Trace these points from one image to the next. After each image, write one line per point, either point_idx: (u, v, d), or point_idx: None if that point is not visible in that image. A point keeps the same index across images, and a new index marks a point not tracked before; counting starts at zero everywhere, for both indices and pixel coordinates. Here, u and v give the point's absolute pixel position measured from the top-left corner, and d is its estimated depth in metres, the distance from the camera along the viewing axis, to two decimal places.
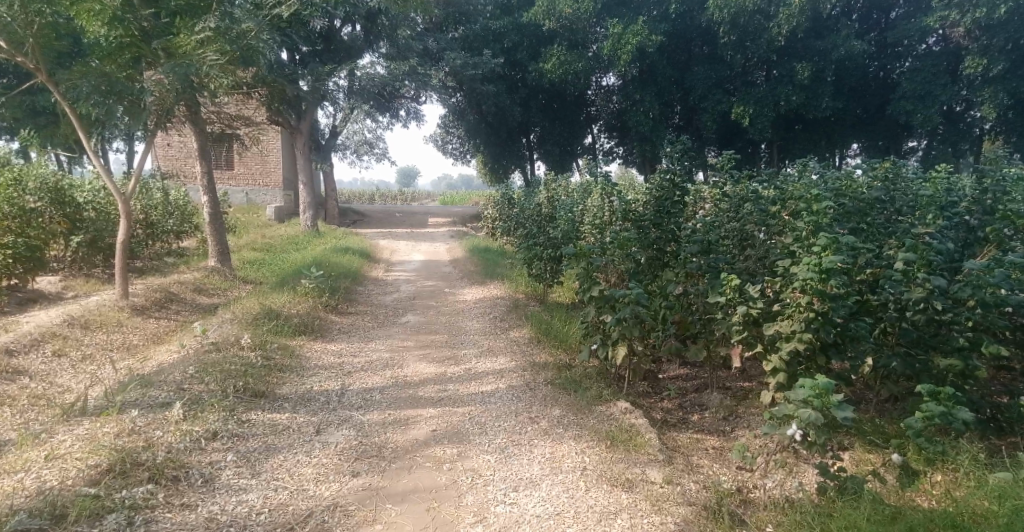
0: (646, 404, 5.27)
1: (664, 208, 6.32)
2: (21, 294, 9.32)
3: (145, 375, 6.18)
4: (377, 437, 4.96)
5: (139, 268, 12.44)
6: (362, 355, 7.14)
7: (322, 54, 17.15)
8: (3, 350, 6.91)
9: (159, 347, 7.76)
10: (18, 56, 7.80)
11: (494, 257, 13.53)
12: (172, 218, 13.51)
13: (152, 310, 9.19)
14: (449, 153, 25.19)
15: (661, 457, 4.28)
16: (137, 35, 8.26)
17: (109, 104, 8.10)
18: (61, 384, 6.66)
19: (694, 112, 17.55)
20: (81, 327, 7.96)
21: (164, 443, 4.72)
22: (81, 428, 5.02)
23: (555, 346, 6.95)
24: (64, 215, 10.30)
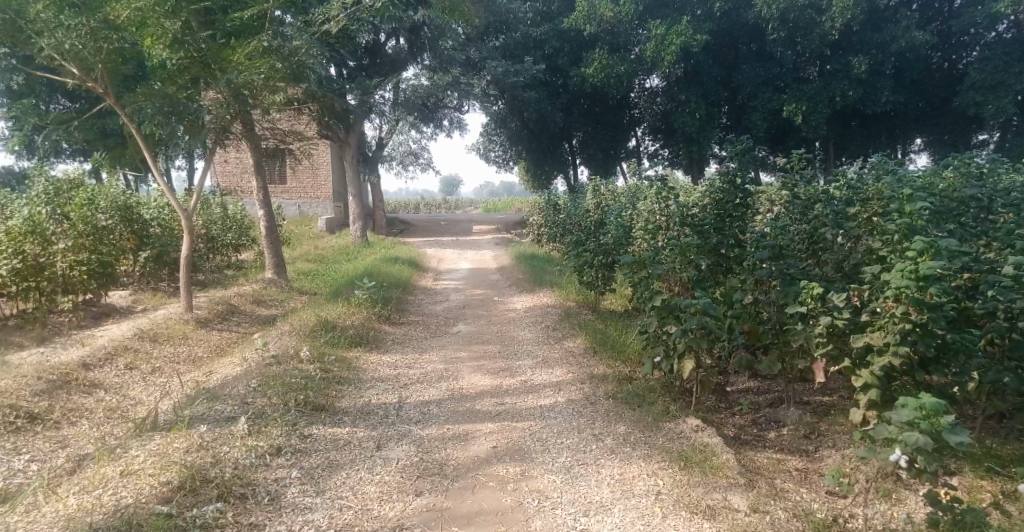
0: (717, 420, 5.01)
1: (727, 212, 6.09)
2: (95, 308, 9.56)
3: (210, 390, 6.18)
4: (437, 454, 4.81)
5: (201, 281, 12.70)
6: (417, 367, 7.00)
7: (368, 69, 17.49)
8: (80, 364, 7.06)
9: (223, 360, 7.82)
10: (89, 82, 7.97)
11: (541, 264, 13.31)
12: (231, 232, 13.74)
13: (215, 322, 9.32)
14: (492, 161, 25.12)
15: (742, 481, 4.01)
16: (196, 58, 8.43)
17: (172, 125, 8.22)
18: (134, 397, 6.74)
19: (744, 110, 16.97)
20: (150, 339, 8.11)
21: (230, 459, 4.66)
22: (154, 444, 4.99)
23: (614, 356, 6.69)
24: (132, 231, 10.59)
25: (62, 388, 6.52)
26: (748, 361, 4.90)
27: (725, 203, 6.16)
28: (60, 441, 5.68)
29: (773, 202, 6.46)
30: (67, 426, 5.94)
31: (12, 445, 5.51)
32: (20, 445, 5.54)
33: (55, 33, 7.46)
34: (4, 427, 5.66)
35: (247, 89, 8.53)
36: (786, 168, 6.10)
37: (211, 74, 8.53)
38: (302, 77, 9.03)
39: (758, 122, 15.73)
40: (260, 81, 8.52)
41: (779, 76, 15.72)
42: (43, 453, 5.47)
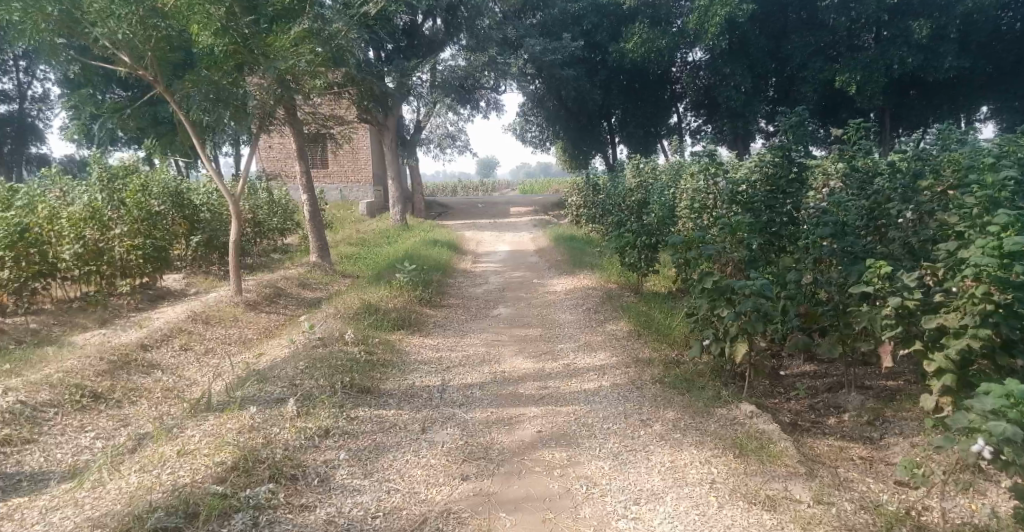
0: (772, 405, 4.82)
1: (780, 188, 5.81)
2: (151, 291, 9.76)
3: (259, 372, 6.23)
4: (482, 437, 4.74)
5: (249, 265, 12.89)
6: (458, 350, 6.94)
7: (405, 50, 17.36)
8: (139, 345, 7.21)
9: (271, 341, 7.91)
10: (140, 70, 8.07)
11: (580, 245, 13.07)
12: (277, 217, 13.89)
13: (263, 305, 9.43)
14: (529, 142, 24.99)
15: (803, 471, 3.83)
16: (239, 43, 8.42)
17: (218, 112, 8.32)
18: (189, 377, 6.87)
19: (793, 82, 16.34)
20: (203, 322, 8.25)
21: (281, 440, 4.67)
22: (207, 424, 5.05)
23: (660, 338, 6.52)
24: (184, 217, 10.74)
25: (122, 368, 6.66)
26: (805, 345, 4.67)
27: (777, 178, 5.88)
28: (122, 419, 5.82)
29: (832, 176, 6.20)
30: (129, 405, 6.08)
31: (79, 423, 5.67)
32: (86, 422, 5.72)
33: (107, 23, 7.54)
34: (71, 404, 5.87)
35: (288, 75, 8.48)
36: (845, 140, 5.87)
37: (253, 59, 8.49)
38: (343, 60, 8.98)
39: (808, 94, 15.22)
40: (303, 67, 8.51)
41: (830, 45, 15.37)
42: (107, 431, 5.63)
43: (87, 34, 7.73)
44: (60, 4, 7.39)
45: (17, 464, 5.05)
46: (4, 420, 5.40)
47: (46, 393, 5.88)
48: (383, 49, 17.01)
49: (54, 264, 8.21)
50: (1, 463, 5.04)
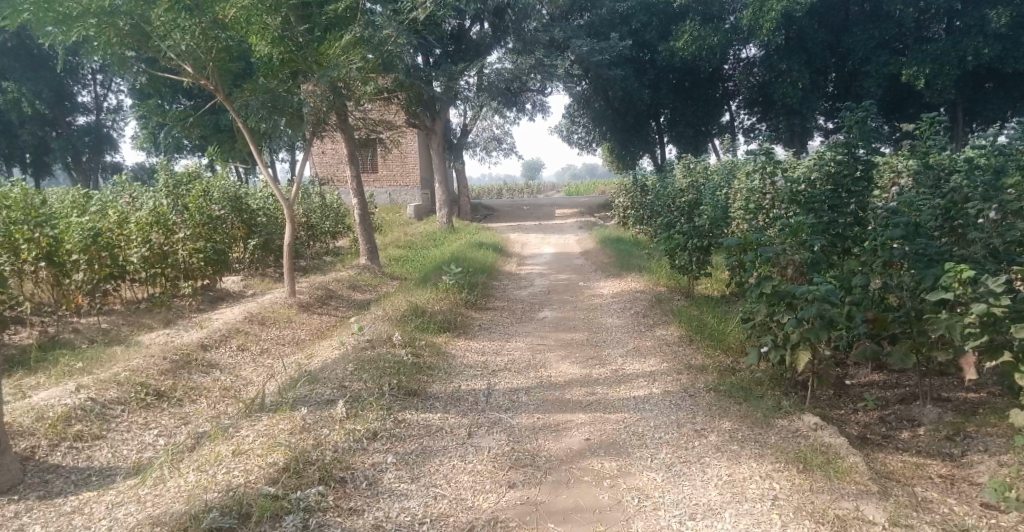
0: (838, 417, 4.55)
1: (845, 186, 5.53)
2: (211, 293, 9.94)
3: (310, 373, 6.21)
4: (528, 443, 4.59)
5: (302, 267, 13.05)
6: (503, 353, 6.83)
7: (454, 54, 17.35)
8: (199, 345, 7.31)
9: (322, 342, 7.95)
10: (201, 80, 8.15)
11: (627, 247, 12.83)
12: (329, 220, 14.06)
13: (315, 306, 9.49)
14: (575, 143, 24.86)
15: (875, 489, 3.58)
16: (293, 51, 8.65)
17: (275, 119, 8.56)
18: (246, 377, 6.93)
19: (856, 77, 16.02)
20: (259, 323, 8.34)
21: (331, 442, 4.61)
22: (261, 424, 5.04)
23: (714, 344, 6.28)
24: (242, 221, 10.92)
25: (183, 368, 6.74)
26: (874, 353, 4.47)
27: (840, 176, 5.60)
28: (183, 418, 5.89)
29: (903, 173, 5.90)
30: (189, 404, 6.16)
31: (142, 421, 5.75)
32: (150, 419, 5.80)
33: (173, 35, 7.68)
34: (136, 402, 5.95)
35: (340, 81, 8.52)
36: (917, 135, 5.58)
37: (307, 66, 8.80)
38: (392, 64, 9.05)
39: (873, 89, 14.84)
40: (354, 74, 8.59)
41: (896, 37, 14.85)
42: (168, 429, 5.70)
43: (153, 46, 7.84)
44: (130, 19, 7.44)
45: (87, 459, 5.13)
46: (75, 416, 5.49)
47: (115, 390, 5.95)
48: (431, 53, 17.09)
49: (122, 265, 8.37)
50: (72, 458, 5.10)
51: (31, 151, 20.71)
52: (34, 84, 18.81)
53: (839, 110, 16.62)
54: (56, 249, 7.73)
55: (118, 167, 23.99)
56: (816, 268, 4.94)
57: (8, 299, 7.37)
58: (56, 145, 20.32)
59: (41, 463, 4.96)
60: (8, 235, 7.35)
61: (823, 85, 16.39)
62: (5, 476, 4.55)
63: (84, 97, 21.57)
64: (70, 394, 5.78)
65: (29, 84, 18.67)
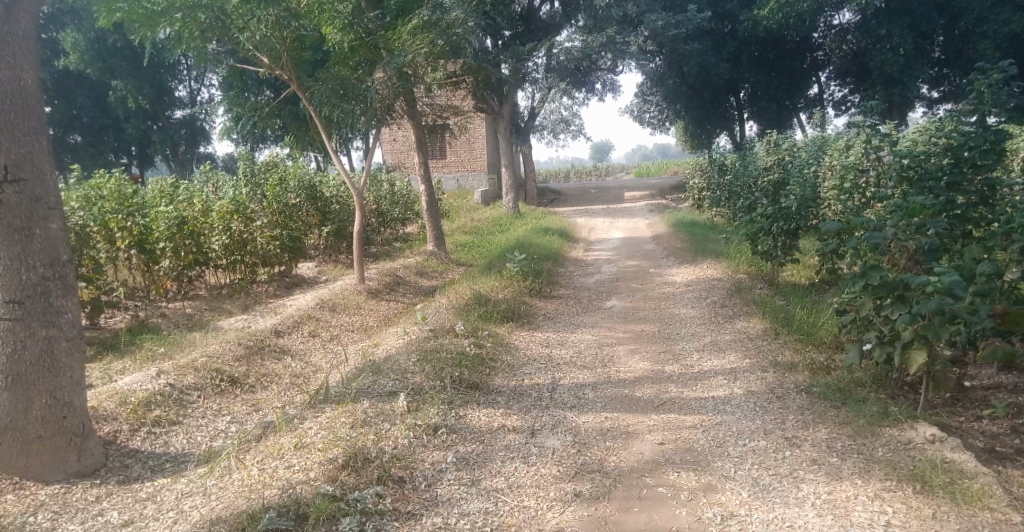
0: (959, 426, 4.09)
1: (968, 160, 5.17)
2: (286, 279, 9.92)
3: (374, 363, 5.96)
4: (595, 447, 4.21)
5: (373, 253, 12.98)
6: (569, 346, 6.45)
7: (523, 36, 16.86)
8: (272, 331, 7.23)
9: (389, 329, 7.76)
10: (277, 71, 8.04)
11: (702, 232, 12.17)
12: (398, 207, 13.95)
13: (384, 292, 9.35)
14: (646, 123, 24.11)
15: (1018, 521, 3.02)
16: (364, 37, 8.53)
17: (352, 110, 8.37)
18: (315, 363, 6.78)
19: (966, 41, 15.18)
20: (329, 309, 8.25)
21: (391, 438, 4.32)
22: (323, 416, 4.79)
23: (803, 339, 5.73)
24: (316, 208, 10.87)
25: (257, 353, 6.64)
26: (1006, 355, 4.14)
27: (963, 150, 5.22)
28: (254, 404, 5.73)
29: None
30: (261, 391, 6.02)
31: (217, 407, 5.60)
32: (223, 406, 5.65)
33: (248, 25, 7.57)
34: (211, 387, 5.81)
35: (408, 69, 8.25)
36: None
37: (378, 54, 8.69)
38: (457, 50, 8.81)
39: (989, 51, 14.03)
40: (422, 59, 8.37)
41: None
42: (241, 415, 5.54)
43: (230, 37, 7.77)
44: (211, 11, 7.34)
45: (164, 445, 4.91)
46: (154, 401, 5.31)
47: (192, 376, 5.82)
48: (500, 35, 16.73)
49: (205, 252, 8.41)
50: (150, 443, 4.89)
51: (135, 143, 21.63)
52: (137, 81, 19.43)
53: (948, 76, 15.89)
54: (147, 237, 7.81)
55: (211, 157, 24.75)
56: (936, 254, 4.39)
57: (101, 286, 7.28)
58: (157, 139, 21.06)
59: (122, 447, 4.75)
60: (102, 223, 7.45)
61: (928, 49, 15.54)
62: (89, 460, 4.31)
63: (182, 92, 22.06)
64: (150, 379, 5.65)
65: (132, 82, 19.32)
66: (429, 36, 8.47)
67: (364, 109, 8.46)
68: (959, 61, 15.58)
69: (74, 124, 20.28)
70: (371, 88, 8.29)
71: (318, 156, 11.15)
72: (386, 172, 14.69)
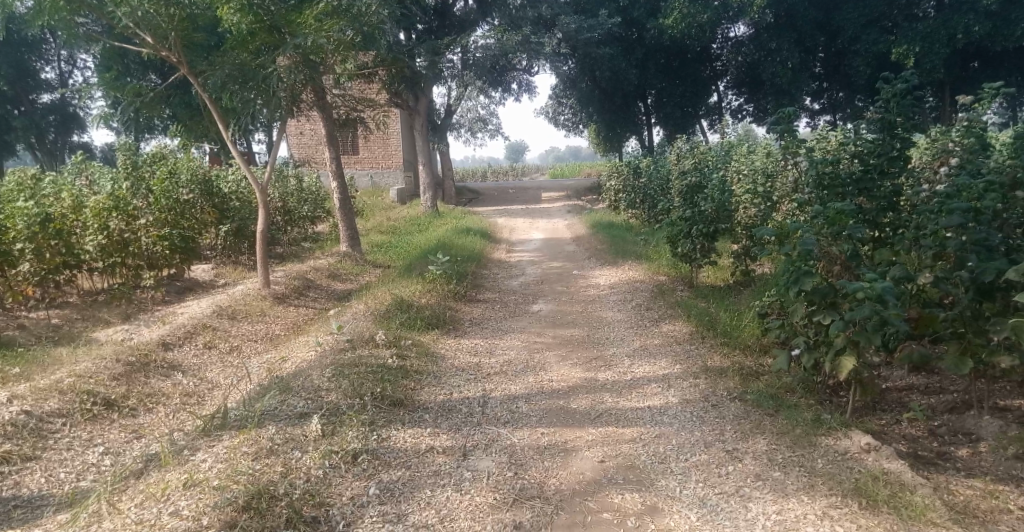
0: (884, 430, 4.17)
1: (876, 167, 5.29)
2: (178, 283, 9.25)
3: (283, 380, 5.56)
4: (532, 468, 4.06)
5: (280, 255, 12.36)
6: (497, 355, 6.23)
7: (437, 31, 16.69)
8: (160, 344, 6.68)
9: (299, 338, 7.32)
10: (163, 51, 7.57)
11: (620, 233, 12.26)
12: (308, 205, 13.34)
13: (292, 297, 8.87)
14: (561, 124, 24.32)
15: None
16: (266, 21, 7.84)
17: (248, 96, 7.83)
18: (212, 379, 6.30)
19: (842, 58, 15.94)
20: (229, 317, 7.73)
21: (302, 470, 4.01)
22: (221, 446, 4.39)
23: (724, 344, 5.77)
24: (213, 205, 10.15)
25: (140, 371, 6.10)
26: (924, 358, 4.18)
27: (871, 158, 5.33)
28: (136, 430, 5.29)
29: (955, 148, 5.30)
30: (144, 414, 5.55)
31: (87, 436, 5.14)
32: (95, 433, 5.19)
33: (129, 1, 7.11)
34: (80, 413, 5.33)
35: (315, 56, 7.85)
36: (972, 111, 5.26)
37: (280, 38, 8.02)
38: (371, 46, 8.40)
39: (862, 67, 14.88)
40: (330, 48, 7.93)
41: (886, 16, 14.34)
42: (118, 444, 5.11)
43: (105, 11, 7.24)
44: None
45: (15, 487, 4.50)
46: (4, 434, 4.86)
47: (54, 401, 5.33)
48: (413, 29, 16.41)
49: (76, 253, 7.77)
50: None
51: None
52: None
53: (825, 91, 16.80)
54: (2, 237, 7.12)
55: (87, 147, 22.99)
56: (859, 260, 4.49)
57: None
58: (19, 125, 19.24)
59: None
60: None
61: (810, 64, 16.31)
62: None
63: (49, 74, 20.26)
64: (1, 406, 5.13)
65: None
66: (338, 22, 8.10)
67: (263, 100, 7.89)
68: (838, 76, 16.41)
69: None
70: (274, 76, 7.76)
71: (216, 149, 10.45)
72: (293, 168, 14.02)
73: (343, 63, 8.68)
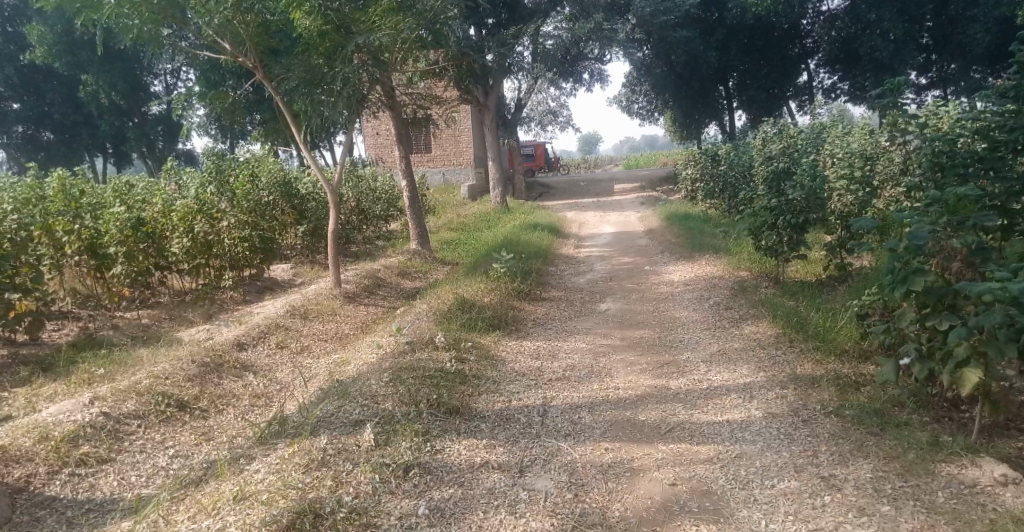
0: (1018, 454, 3.53)
1: (1007, 144, 4.48)
2: (257, 282, 9.19)
3: (340, 386, 5.28)
4: (595, 490, 3.60)
5: (353, 253, 12.30)
6: (560, 359, 5.77)
7: (506, 24, 16.31)
8: (233, 344, 6.57)
9: (365, 338, 7.08)
10: (239, 56, 7.48)
11: (698, 225, 11.58)
12: (380, 203, 13.23)
13: (362, 296, 8.67)
14: (635, 114, 23.61)
15: None
16: (335, 21, 7.54)
17: (313, 93, 7.66)
18: (280, 380, 6.13)
19: (956, 25, 14.63)
20: (300, 317, 7.58)
21: (351, 484, 3.69)
22: (274, 456, 4.12)
23: (817, 348, 5.12)
24: (290, 206, 10.15)
25: (213, 371, 5.97)
26: None
27: (1000, 132, 4.53)
28: (205, 434, 5.12)
29: None
30: (215, 416, 5.39)
31: (159, 438, 4.99)
32: (168, 436, 5.04)
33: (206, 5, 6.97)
34: (155, 415, 5.19)
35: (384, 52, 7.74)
36: None
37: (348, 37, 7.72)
38: (440, 37, 8.15)
39: (979, 35, 13.71)
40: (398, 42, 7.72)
41: None
42: (188, 447, 4.93)
43: (189, 21, 7.16)
44: None
45: (89, 490, 4.36)
46: (82, 435, 4.75)
47: (132, 402, 5.20)
48: (483, 24, 16.16)
49: (164, 256, 7.79)
50: (72, 489, 4.35)
51: (110, 139, 20.62)
52: (110, 75, 18.22)
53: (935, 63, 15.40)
54: (95, 241, 7.21)
55: (192, 155, 23.74)
56: (986, 253, 3.77)
57: (42, 295, 6.44)
58: (133, 136, 19.94)
59: (35, 496, 4.23)
60: (46, 225, 6.78)
61: (917, 34, 15.03)
62: None
63: (157, 88, 20.92)
64: (82, 408, 5.05)
65: (104, 76, 18.09)
66: (403, 20, 7.78)
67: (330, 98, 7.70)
68: (949, 45, 15.05)
69: (45, 120, 19.39)
70: (340, 73, 7.51)
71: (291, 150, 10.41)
72: (367, 167, 13.91)
73: (412, 58, 8.49)
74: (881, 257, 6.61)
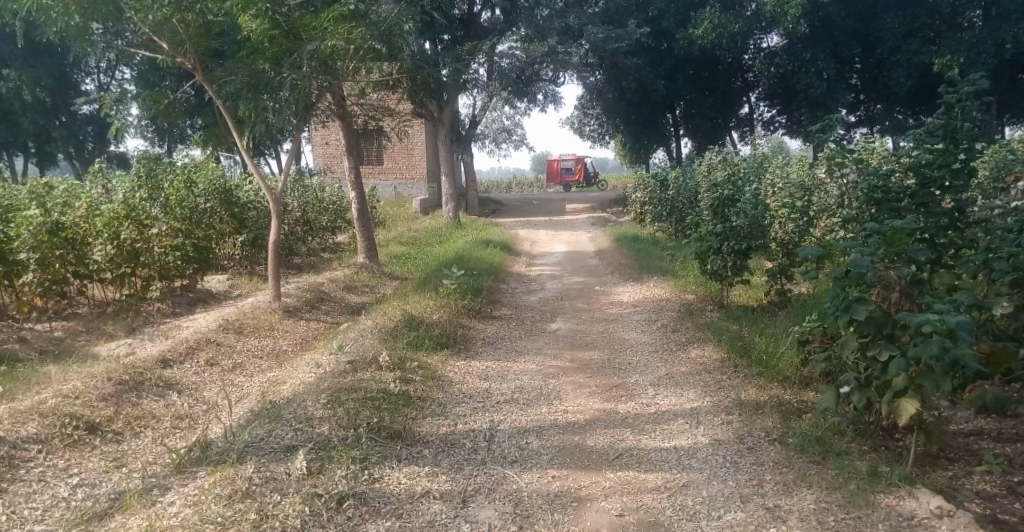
0: (950, 485, 3.62)
1: (937, 180, 4.65)
2: (190, 294, 8.84)
3: (275, 407, 5.08)
4: (540, 521, 3.54)
5: (297, 265, 12.01)
6: (509, 380, 5.71)
7: (462, 40, 16.32)
8: (158, 361, 6.27)
9: (305, 356, 6.87)
10: (179, 57, 7.21)
11: (646, 247, 11.73)
12: (327, 215, 12.98)
13: (304, 310, 8.43)
14: (586, 136, 23.90)
15: None
16: (283, 28, 7.37)
17: (258, 100, 7.47)
18: (209, 400, 5.88)
19: (881, 69, 15.31)
20: (235, 332, 7.31)
21: (279, 517, 3.52)
22: (192, 486, 3.92)
23: (761, 374, 5.18)
24: (231, 215, 9.83)
25: (132, 391, 5.68)
26: (998, 400, 3.57)
27: (929, 169, 4.69)
28: (117, 459, 4.85)
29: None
30: (130, 439, 5.12)
31: (63, 464, 4.69)
32: (72, 462, 4.74)
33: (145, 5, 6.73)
34: (60, 439, 4.89)
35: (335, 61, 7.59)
36: None
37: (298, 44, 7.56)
38: (393, 51, 8.08)
39: (901, 80, 14.31)
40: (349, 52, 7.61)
41: (928, 25, 13.97)
42: (96, 474, 4.65)
43: (125, 19, 6.89)
44: None
45: None
46: None
47: (33, 425, 4.89)
48: (438, 40, 16.12)
49: (86, 264, 7.40)
50: None
51: (34, 139, 19.81)
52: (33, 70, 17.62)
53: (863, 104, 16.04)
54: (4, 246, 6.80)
55: (126, 159, 22.97)
56: (921, 286, 3.87)
57: None
58: (58, 135, 19.23)
59: None
60: None
61: (847, 75, 15.71)
62: None
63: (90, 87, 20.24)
64: None
65: (27, 71, 17.45)
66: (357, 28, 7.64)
67: (277, 107, 7.49)
68: (875, 87, 15.79)
69: None
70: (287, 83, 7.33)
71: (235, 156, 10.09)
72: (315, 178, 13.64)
73: (365, 71, 8.36)
74: (821, 286, 6.79)
